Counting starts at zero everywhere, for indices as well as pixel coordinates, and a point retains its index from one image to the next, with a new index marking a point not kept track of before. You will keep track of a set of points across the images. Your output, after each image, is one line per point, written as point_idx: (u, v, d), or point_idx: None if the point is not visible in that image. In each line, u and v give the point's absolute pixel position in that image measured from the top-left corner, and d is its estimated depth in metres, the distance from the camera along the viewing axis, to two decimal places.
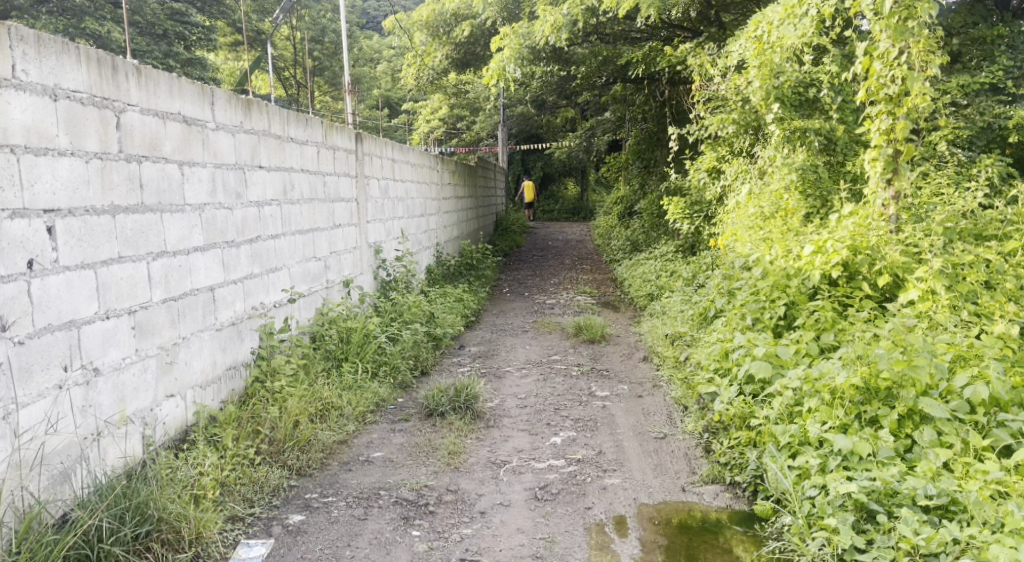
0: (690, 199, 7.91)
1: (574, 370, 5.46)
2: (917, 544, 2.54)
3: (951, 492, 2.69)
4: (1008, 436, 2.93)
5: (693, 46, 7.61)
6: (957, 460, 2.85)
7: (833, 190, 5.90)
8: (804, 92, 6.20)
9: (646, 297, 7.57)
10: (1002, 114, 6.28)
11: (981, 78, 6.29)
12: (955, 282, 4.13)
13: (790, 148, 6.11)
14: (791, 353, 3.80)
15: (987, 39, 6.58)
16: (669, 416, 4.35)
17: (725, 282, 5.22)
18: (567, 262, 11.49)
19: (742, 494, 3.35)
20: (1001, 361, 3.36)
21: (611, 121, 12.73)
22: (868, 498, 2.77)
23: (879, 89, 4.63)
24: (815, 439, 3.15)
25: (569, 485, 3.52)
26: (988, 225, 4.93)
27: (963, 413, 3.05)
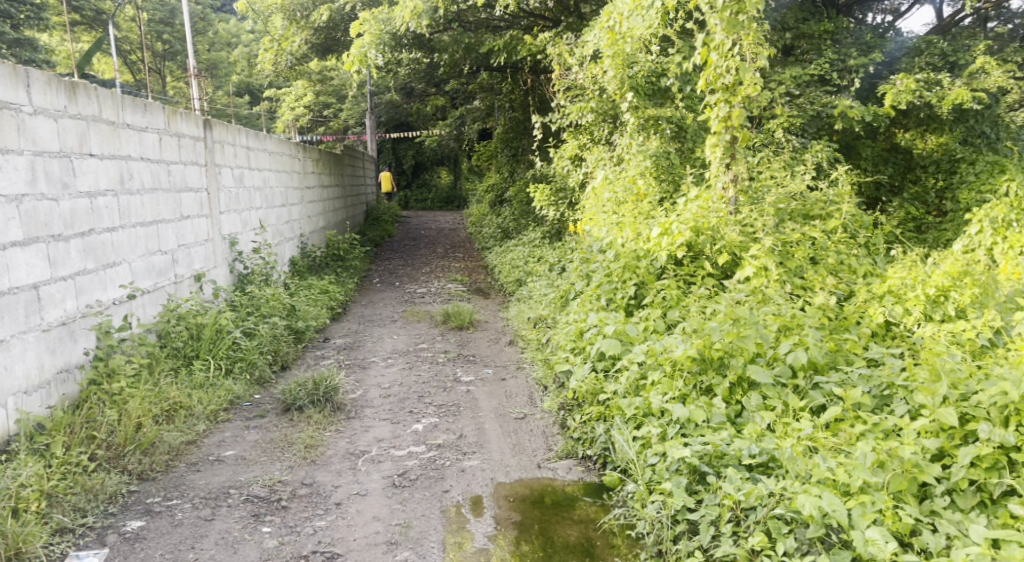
0: (555, 186, 8.04)
1: (440, 357, 5.47)
2: (738, 499, 2.75)
3: (770, 450, 2.93)
4: (821, 396, 3.22)
5: (552, 35, 7.78)
6: (778, 421, 3.11)
7: (684, 174, 6.17)
8: (656, 81, 6.53)
9: (515, 282, 7.69)
10: (828, 103, 6.76)
11: (811, 70, 6.80)
12: (784, 259, 4.49)
13: (645, 135, 6.38)
14: (639, 330, 3.98)
15: (816, 33, 7.12)
16: (530, 397, 4.46)
17: (583, 265, 5.36)
18: (439, 251, 11.46)
19: (593, 467, 3.50)
20: (820, 329, 3.67)
21: (480, 110, 12.76)
22: (700, 461, 2.98)
23: (716, 78, 4.88)
24: (657, 410, 3.34)
25: (428, 469, 3.54)
26: (815, 206, 5.33)
27: (785, 378, 3.33)
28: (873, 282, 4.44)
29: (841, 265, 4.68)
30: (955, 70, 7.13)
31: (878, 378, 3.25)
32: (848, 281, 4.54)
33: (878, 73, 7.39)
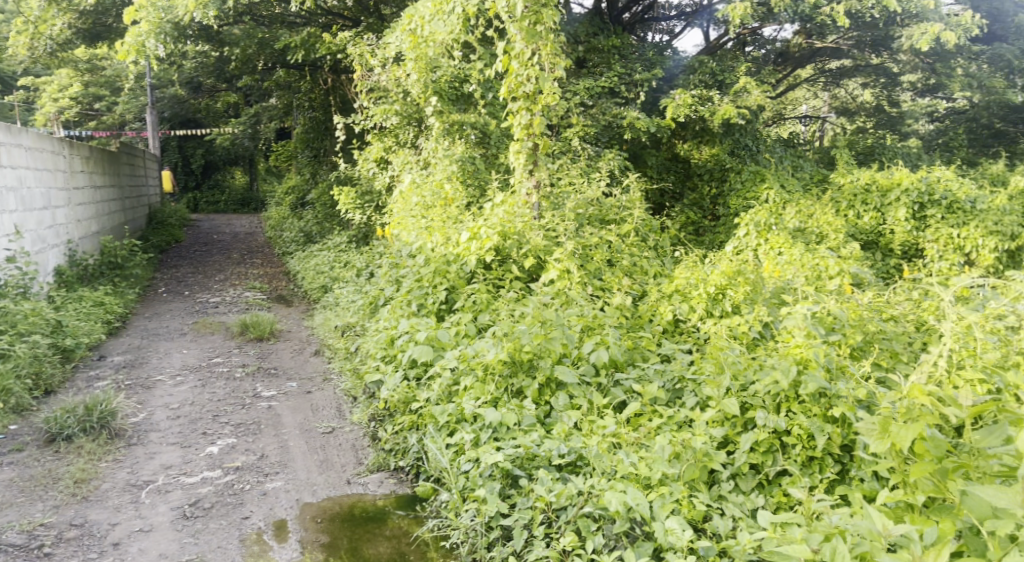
0: (360, 189, 7.82)
1: (237, 372, 5.08)
2: (549, 501, 2.80)
3: (578, 449, 3.03)
4: (622, 393, 3.39)
5: (352, 35, 7.58)
6: (584, 419, 3.22)
7: (489, 179, 6.25)
8: (459, 87, 6.58)
9: (319, 289, 7.38)
10: (619, 114, 7.18)
11: (602, 82, 7.21)
12: (585, 262, 4.68)
13: (450, 140, 6.38)
14: (451, 335, 3.95)
15: (604, 48, 7.60)
16: (338, 410, 4.26)
17: (392, 270, 5.18)
18: (234, 257, 10.72)
19: (406, 477, 3.42)
20: (619, 328, 3.87)
21: (277, 109, 12.13)
22: (513, 465, 3.01)
23: (518, 86, 4.99)
24: (470, 415, 3.33)
25: (224, 496, 3.26)
26: (611, 210, 5.64)
27: (589, 376, 3.47)
28: (663, 282, 4.76)
29: (635, 267, 4.98)
30: (723, 89, 7.84)
31: (671, 372, 3.48)
32: (641, 281, 4.84)
33: (660, 88, 7.99)
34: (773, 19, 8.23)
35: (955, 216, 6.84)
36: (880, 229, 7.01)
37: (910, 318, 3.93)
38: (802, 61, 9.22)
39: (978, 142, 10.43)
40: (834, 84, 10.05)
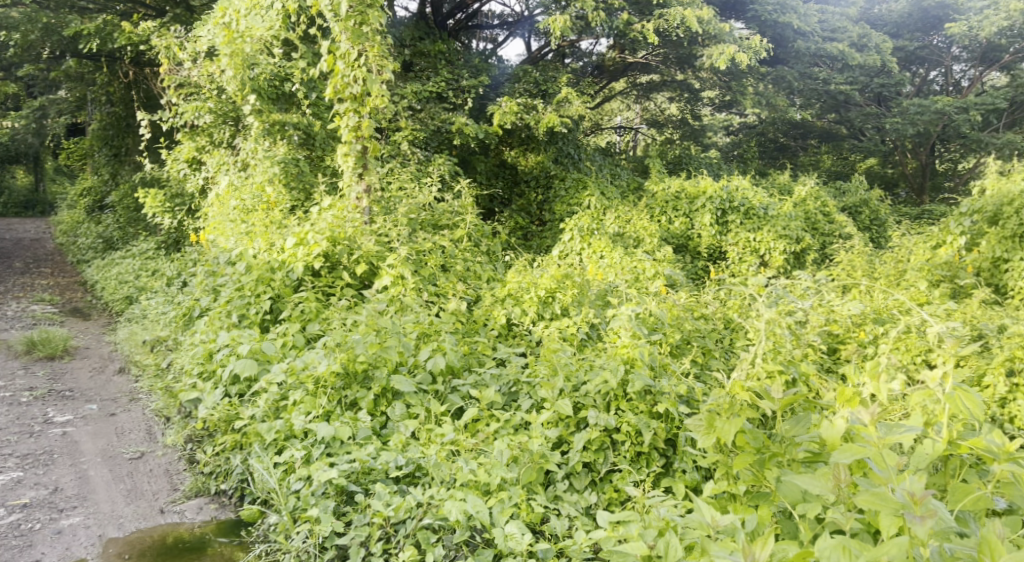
0: (169, 191, 7.22)
1: (22, 396, 4.47)
2: (387, 515, 2.72)
3: (415, 459, 2.98)
4: (460, 399, 3.38)
5: (157, 25, 6.98)
6: (422, 428, 3.18)
7: (315, 183, 6.02)
8: (280, 86, 6.22)
9: (123, 300, 6.71)
10: (447, 119, 7.19)
11: (429, 86, 7.18)
12: (418, 267, 4.63)
13: (271, 140, 6.06)
14: (277, 347, 3.74)
15: (431, 52, 7.61)
16: (147, 432, 3.88)
17: (208, 279, 4.70)
18: (17, 266, 9.49)
19: (229, 502, 3.17)
20: (455, 334, 3.85)
21: (68, 101, 10.92)
22: (348, 481, 2.90)
23: (344, 87, 4.84)
24: (300, 431, 3.16)
25: (8, 539, 2.87)
26: (442, 216, 5.63)
27: (426, 384, 3.42)
28: (495, 286, 4.81)
29: (467, 271, 5.00)
30: (546, 98, 8.09)
31: (506, 376, 3.51)
32: (474, 286, 4.86)
33: (486, 95, 8.13)
34: (589, 32, 8.63)
35: (751, 221, 7.45)
36: (689, 233, 7.54)
37: (719, 316, 4.29)
38: (616, 74, 9.77)
39: (767, 154, 12.07)
40: (645, 97, 10.72)
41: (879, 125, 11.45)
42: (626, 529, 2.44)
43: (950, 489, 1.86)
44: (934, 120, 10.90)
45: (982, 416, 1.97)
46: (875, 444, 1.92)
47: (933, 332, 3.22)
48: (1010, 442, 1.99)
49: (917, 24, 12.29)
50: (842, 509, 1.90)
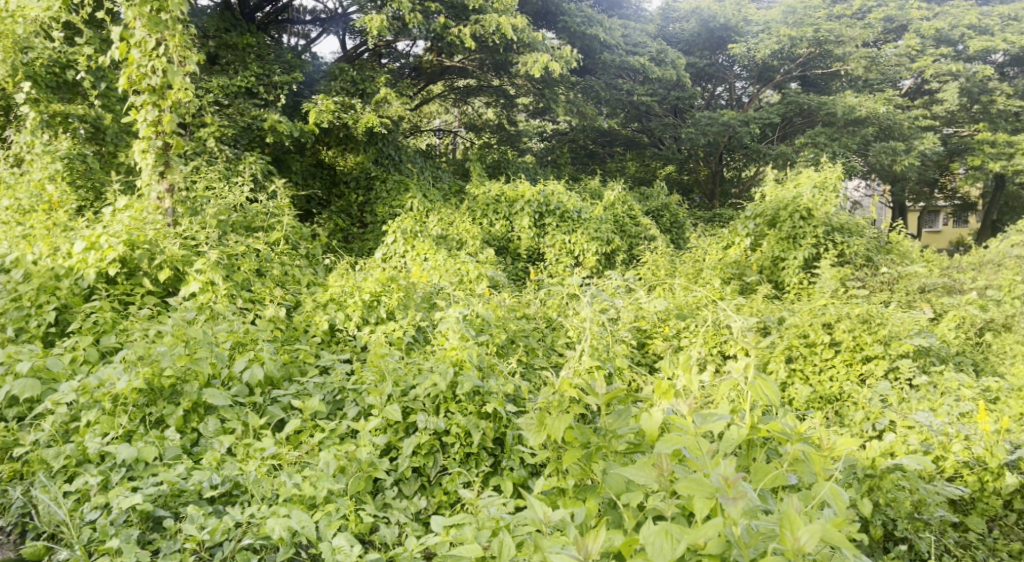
0: None
1: None
2: (201, 539, 2.54)
3: (233, 477, 2.82)
4: (280, 411, 3.22)
5: None
6: (238, 443, 3.00)
7: (107, 182, 5.47)
8: (61, 73, 5.55)
9: None
10: (258, 116, 6.81)
11: (238, 81, 6.77)
12: (231, 272, 4.34)
13: (51, 133, 5.42)
14: (64, 363, 3.32)
15: (238, 45, 7.19)
16: None
17: None
18: None
19: (6, 540, 2.67)
20: (273, 342, 3.66)
21: None
22: (154, 505, 2.67)
23: (140, 78, 4.42)
24: (95, 455, 2.84)
25: None
26: (256, 217, 5.33)
27: (242, 397, 3.22)
28: (316, 290, 4.63)
29: (285, 276, 4.78)
30: (364, 98, 7.94)
31: (330, 384, 3.38)
32: (293, 291, 4.65)
33: (300, 92, 7.82)
34: (406, 33, 8.59)
35: (567, 224, 7.80)
36: (509, 235, 7.73)
37: (540, 315, 4.45)
38: (433, 77, 9.80)
39: (578, 159, 12.65)
40: (461, 102, 10.84)
41: (676, 135, 12.40)
42: (459, 532, 2.43)
43: (754, 469, 2.04)
44: (721, 132, 12.00)
45: (778, 402, 2.17)
46: (691, 433, 2.05)
47: (731, 325, 3.54)
48: (800, 423, 2.22)
49: (704, 43, 13.32)
50: (663, 496, 2.01)
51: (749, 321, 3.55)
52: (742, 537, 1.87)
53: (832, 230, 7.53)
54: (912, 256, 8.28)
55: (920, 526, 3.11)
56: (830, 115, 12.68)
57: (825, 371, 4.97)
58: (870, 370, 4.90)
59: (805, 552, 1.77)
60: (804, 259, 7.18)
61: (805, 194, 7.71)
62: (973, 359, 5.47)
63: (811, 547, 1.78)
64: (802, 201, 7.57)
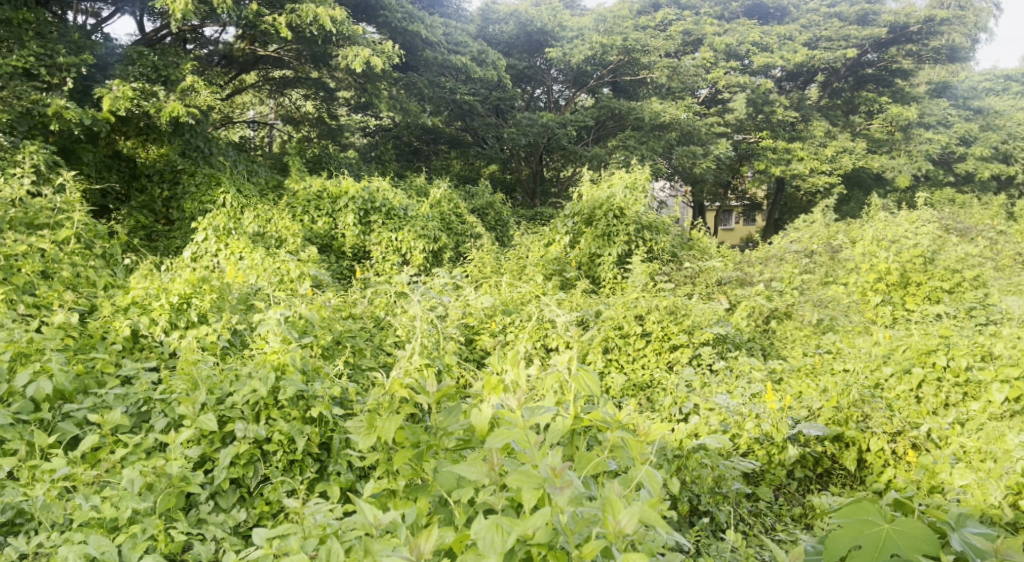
0: None
1: None
2: None
3: (15, 504, 2.55)
4: (73, 427, 2.91)
5: None
6: (23, 466, 2.68)
7: None
8: None
9: None
10: (40, 100, 6.09)
11: (13, 61, 6.02)
12: (9, 275, 3.85)
13: None
14: None
15: (12, 20, 6.38)
16: None
17: None
18: None
19: None
20: (63, 351, 3.29)
21: None
22: None
23: None
24: None
25: None
26: (40, 213, 4.76)
27: (26, 413, 2.87)
28: (116, 293, 4.22)
29: (78, 277, 4.32)
30: (167, 85, 7.36)
31: (134, 395, 3.09)
32: (87, 294, 4.20)
33: (91, 76, 7.10)
34: (214, 18, 8.05)
35: (392, 222, 7.69)
36: (332, 233, 7.52)
37: (367, 315, 4.36)
38: (246, 66, 9.30)
39: (402, 156, 12.54)
40: (277, 93, 10.37)
41: (498, 134, 12.64)
42: (283, 543, 2.33)
43: (578, 458, 2.11)
44: (541, 132, 12.41)
45: (599, 391, 2.26)
46: (519, 425, 2.08)
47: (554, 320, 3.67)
48: (619, 412, 2.33)
49: (523, 46, 13.58)
50: (495, 490, 2.02)
51: (572, 316, 3.70)
52: (569, 524, 1.92)
53: (642, 228, 8.04)
54: (710, 252, 9.05)
55: (720, 498, 3.41)
56: (639, 120, 13.57)
57: (638, 361, 5.34)
58: (676, 358, 5.31)
59: (626, 533, 1.85)
60: (618, 255, 7.62)
61: (618, 194, 8.17)
62: (762, 344, 6.09)
63: (631, 529, 1.86)
64: (616, 201, 8.03)
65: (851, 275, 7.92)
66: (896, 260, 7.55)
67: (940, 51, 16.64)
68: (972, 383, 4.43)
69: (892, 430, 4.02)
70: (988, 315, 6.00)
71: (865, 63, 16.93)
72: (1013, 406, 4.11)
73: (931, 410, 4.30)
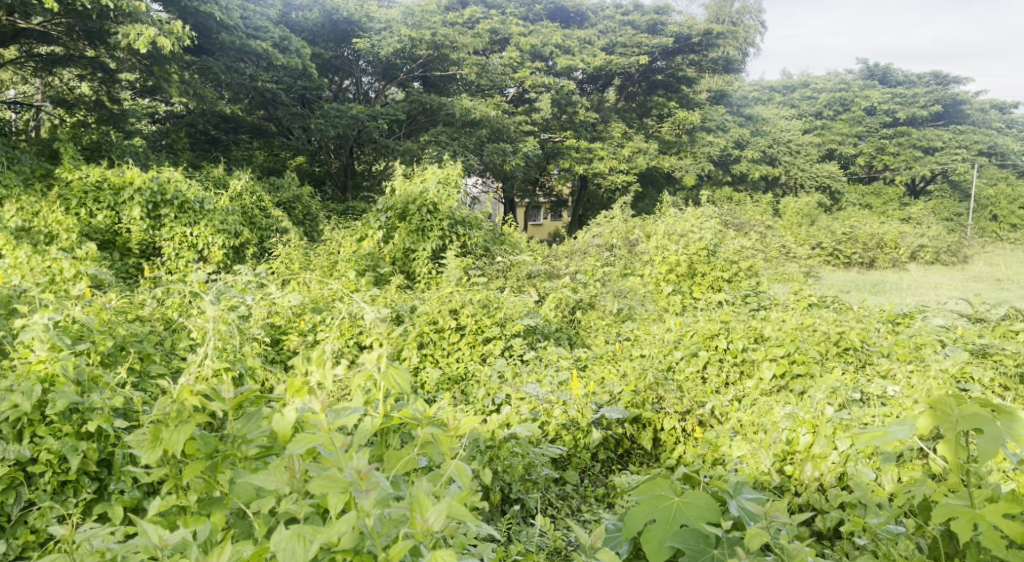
0: None
1: None
2: None
3: None
4: None
5: None
6: None
7: None
8: None
9: None
10: None
11: None
12: None
13: None
14: None
15: None
16: None
17: None
18: None
19: None
20: None
21: None
22: None
23: None
24: None
25: None
26: None
27: None
28: None
29: None
30: None
31: None
32: None
33: None
34: None
35: (187, 215, 7.10)
36: (116, 228, 6.85)
37: (157, 317, 4.03)
38: (4, 39, 8.24)
39: (198, 145, 11.70)
40: (45, 71, 9.28)
41: (304, 125, 12.15)
42: None
43: (386, 457, 1.88)
44: (350, 125, 12.09)
45: (410, 388, 2.10)
46: (324, 428, 1.88)
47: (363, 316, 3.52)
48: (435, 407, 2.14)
49: (328, 34, 12.97)
50: (297, 499, 1.79)
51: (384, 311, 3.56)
52: (375, 526, 1.71)
53: (454, 222, 8.11)
54: (521, 246, 9.34)
55: (529, 485, 3.49)
56: (449, 115, 13.68)
57: (452, 354, 5.38)
58: (489, 350, 5.41)
59: (432, 532, 1.66)
60: (432, 250, 7.63)
61: (431, 188, 8.16)
62: (569, 334, 6.37)
63: (440, 527, 1.67)
64: (428, 196, 8.03)
65: (647, 266, 8.53)
66: (684, 253, 8.24)
67: (718, 62, 18.10)
68: (747, 362, 4.93)
69: (681, 410, 4.40)
70: (760, 302, 6.73)
71: (655, 69, 18.22)
72: (780, 382, 4.63)
73: (714, 388, 4.72)
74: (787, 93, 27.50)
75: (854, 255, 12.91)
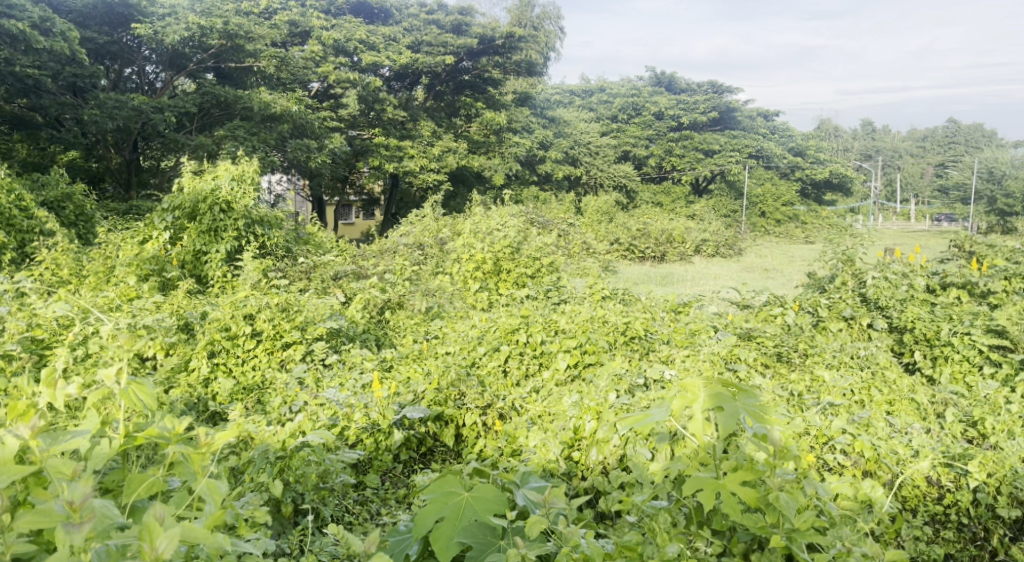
0: None
1: None
2: None
3: None
4: None
5: None
6: None
7: None
8: None
9: None
10: None
11: None
12: None
13: None
14: None
15: None
16: None
17: None
18: None
19: None
20: None
21: None
22: None
23: None
24: None
25: None
26: None
27: None
28: None
29: None
30: None
31: None
32: None
33: None
34: None
35: None
36: None
37: None
38: None
39: None
40: None
41: (76, 116, 10.97)
42: None
43: (126, 481, 1.62)
44: (131, 116, 11.06)
45: (155, 403, 1.81)
46: (43, 457, 1.57)
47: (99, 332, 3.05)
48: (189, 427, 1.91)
49: (102, 17, 11.66)
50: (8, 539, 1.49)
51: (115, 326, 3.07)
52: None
53: (251, 222, 7.69)
54: (326, 246, 9.05)
55: (324, 493, 3.37)
56: (246, 109, 12.96)
57: (248, 362, 5.10)
58: (289, 355, 5.18)
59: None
60: (226, 252, 7.19)
61: (224, 186, 7.65)
62: (376, 334, 6.26)
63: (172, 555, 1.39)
64: (221, 194, 7.50)
65: (454, 264, 8.60)
66: (490, 251, 8.41)
67: (521, 64, 18.64)
68: (546, 354, 5.14)
69: (483, 404, 4.49)
70: (560, 296, 7.03)
71: (462, 69, 18.41)
72: (573, 371, 4.88)
73: (514, 381, 4.87)
74: (587, 97, 29.06)
75: (647, 249, 13.87)
